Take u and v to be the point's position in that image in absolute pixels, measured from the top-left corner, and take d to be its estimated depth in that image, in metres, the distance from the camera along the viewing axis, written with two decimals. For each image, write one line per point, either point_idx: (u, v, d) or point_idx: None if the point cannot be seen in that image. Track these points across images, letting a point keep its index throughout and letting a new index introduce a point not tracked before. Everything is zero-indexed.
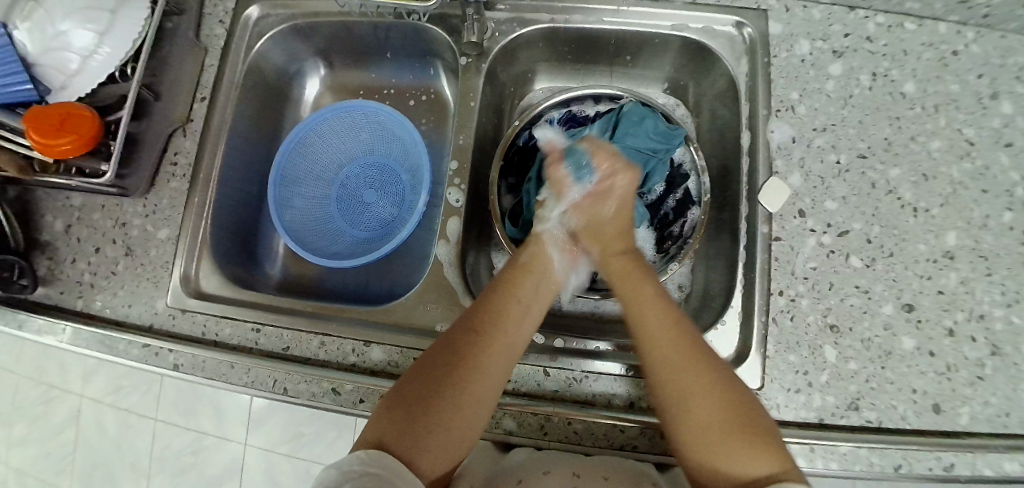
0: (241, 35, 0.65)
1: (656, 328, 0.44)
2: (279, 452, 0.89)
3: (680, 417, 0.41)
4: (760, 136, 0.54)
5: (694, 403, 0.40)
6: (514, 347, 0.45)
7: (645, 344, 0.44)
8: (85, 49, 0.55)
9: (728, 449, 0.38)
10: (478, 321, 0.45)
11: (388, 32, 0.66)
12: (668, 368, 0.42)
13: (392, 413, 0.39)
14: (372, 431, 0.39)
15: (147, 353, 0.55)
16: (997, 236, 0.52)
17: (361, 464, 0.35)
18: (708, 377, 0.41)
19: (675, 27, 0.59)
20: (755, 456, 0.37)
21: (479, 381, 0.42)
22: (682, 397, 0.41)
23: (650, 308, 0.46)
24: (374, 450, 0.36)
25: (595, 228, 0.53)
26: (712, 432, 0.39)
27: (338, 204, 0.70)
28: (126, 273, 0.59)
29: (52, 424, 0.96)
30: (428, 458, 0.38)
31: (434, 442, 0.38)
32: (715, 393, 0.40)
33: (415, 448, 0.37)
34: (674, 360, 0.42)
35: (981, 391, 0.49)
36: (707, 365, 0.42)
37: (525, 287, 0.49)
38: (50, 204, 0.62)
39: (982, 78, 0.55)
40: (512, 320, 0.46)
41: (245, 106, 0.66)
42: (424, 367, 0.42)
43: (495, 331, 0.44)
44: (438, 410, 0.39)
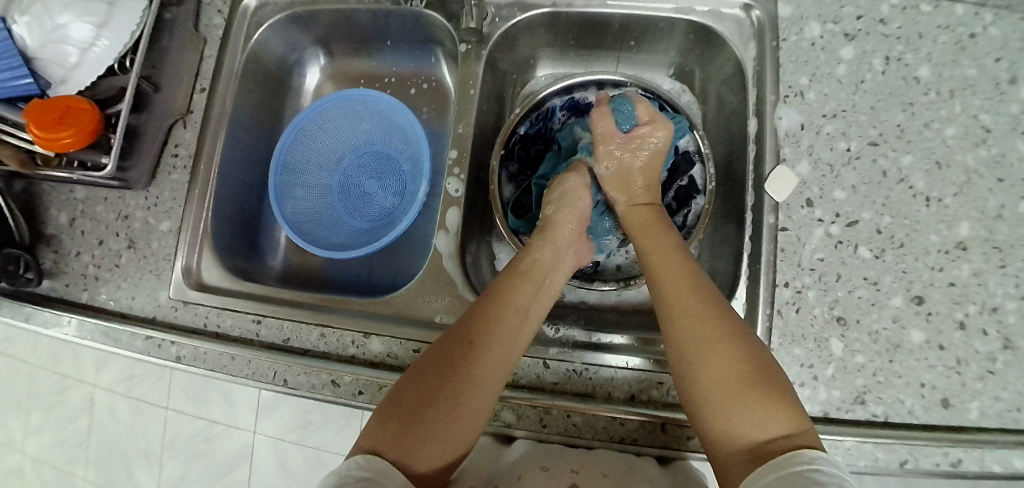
0: (239, 23, 0.64)
1: (681, 279, 0.45)
2: (287, 440, 0.90)
3: (696, 369, 0.41)
4: (767, 123, 0.53)
5: (714, 350, 0.41)
6: (510, 355, 0.44)
7: (665, 294, 0.45)
8: (83, 41, 0.54)
9: (742, 401, 0.38)
10: (473, 330, 0.44)
11: (387, 18, 0.64)
12: (691, 317, 0.43)
13: (387, 420, 0.39)
14: (369, 437, 0.39)
15: (151, 345, 0.56)
16: (1012, 227, 0.50)
17: (358, 469, 0.35)
18: (727, 330, 0.41)
19: (680, 10, 0.57)
20: (772, 412, 0.37)
21: (477, 383, 0.41)
22: (699, 344, 0.41)
23: (669, 261, 0.47)
24: (370, 456, 0.37)
25: (622, 175, 0.56)
26: (726, 382, 0.39)
27: (339, 195, 0.70)
28: (130, 266, 0.60)
29: (66, 413, 0.98)
30: (424, 464, 0.38)
31: (431, 449, 0.38)
32: (733, 344, 0.41)
33: (411, 455, 0.37)
34: (697, 312, 0.43)
35: (992, 386, 0.48)
36: (721, 318, 0.42)
37: (523, 291, 0.48)
38: (54, 197, 0.62)
39: (1000, 62, 0.53)
40: (512, 321, 0.45)
41: (245, 95, 0.66)
42: (421, 373, 0.42)
43: (492, 337, 0.43)
44: (434, 418, 0.39)
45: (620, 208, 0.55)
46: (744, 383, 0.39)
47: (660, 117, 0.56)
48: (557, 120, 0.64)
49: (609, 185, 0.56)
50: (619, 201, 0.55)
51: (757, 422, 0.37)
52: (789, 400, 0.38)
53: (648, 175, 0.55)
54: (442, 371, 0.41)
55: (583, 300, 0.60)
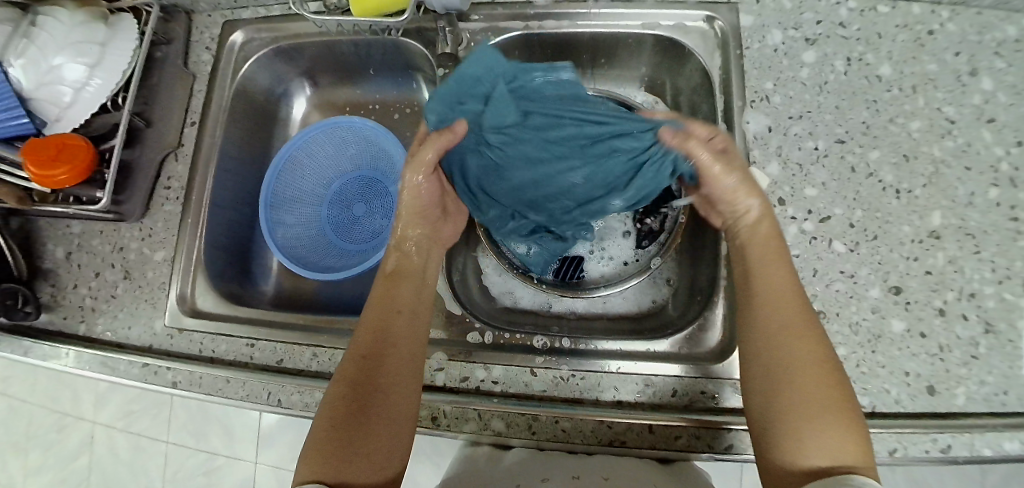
0: (227, 61, 0.67)
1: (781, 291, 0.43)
2: (289, 468, 0.90)
3: (790, 390, 0.39)
4: (736, 127, 0.55)
5: (802, 380, 0.39)
6: (413, 346, 0.46)
7: (773, 311, 0.42)
8: (77, 81, 0.56)
9: (818, 424, 0.37)
10: (369, 340, 0.44)
11: (368, 48, 0.67)
12: (790, 336, 0.40)
13: (319, 449, 0.39)
14: (305, 470, 0.39)
15: (147, 372, 0.57)
16: (983, 213, 0.51)
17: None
18: (822, 357, 0.40)
19: (647, 26, 0.59)
20: (846, 441, 0.37)
21: (392, 388, 0.42)
22: (798, 367, 0.39)
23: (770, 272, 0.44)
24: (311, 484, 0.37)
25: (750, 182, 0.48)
26: (813, 406, 0.38)
27: (329, 219, 0.71)
28: (126, 296, 0.61)
29: (66, 451, 0.98)
30: (366, 474, 0.39)
31: (369, 459, 0.40)
32: (831, 376, 0.39)
33: (351, 470, 0.39)
34: (801, 332, 0.41)
35: (976, 371, 0.48)
36: (814, 339, 0.40)
37: (404, 291, 0.48)
38: (50, 232, 0.64)
39: (959, 56, 0.54)
40: (402, 322, 0.46)
41: (235, 128, 0.68)
42: (335, 395, 0.42)
43: (394, 338, 0.45)
44: (363, 432, 0.40)
45: (755, 212, 0.47)
46: (829, 409, 0.37)
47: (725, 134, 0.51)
48: None
49: (740, 193, 0.48)
50: (753, 208, 0.47)
51: (828, 449, 0.36)
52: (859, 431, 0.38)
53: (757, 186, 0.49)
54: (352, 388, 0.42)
55: (570, 309, 0.61)
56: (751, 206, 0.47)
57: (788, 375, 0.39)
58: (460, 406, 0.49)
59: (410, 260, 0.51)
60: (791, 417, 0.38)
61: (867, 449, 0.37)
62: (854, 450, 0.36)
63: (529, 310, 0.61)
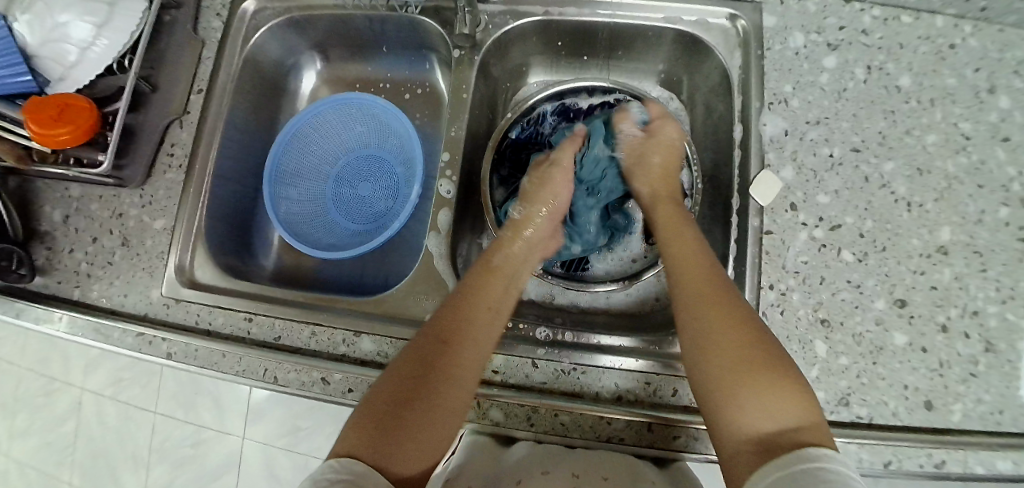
0: (237, 27, 0.65)
1: (691, 261, 0.46)
2: (278, 444, 0.90)
3: (712, 355, 0.40)
4: (752, 129, 0.54)
5: (728, 345, 0.40)
6: (483, 346, 0.45)
7: (682, 281, 0.45)
8: (83, 41, 0.55)
9: (747, 385, 0.38)
10: (445, 326, 0.45)
11: (384, 24, 0.66)
12: (702, 299, 0.43)
13: (364, 422, 0.39)
14: (346, 440, 0.38)
15: (141, 342, 0.56)
16: (992, 232, 0.51)
17: (334, 471, 0.35)
18: (733, 315, 0.41)
19: (668, 20, 0.59)
20: (783, 401, 0.37)
21: (453, 380, 0.42)
22: (713, 329, 0.41)
23: (685, 246, 0.47)
24: (347, 459, 0.36)
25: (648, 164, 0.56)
26: (736, 365, 0.39)
27: (332, 196, 0.70)
28: (123, 263, 0.60)
29: (53, 416, 0.98)
30: (405, 463, 0.38)
31: (410, 449, 0.39)
32: (743, 335, 0.40)
33: (391, 454, 0.37)
34: (711, 294, 0.43)
35: (974, 388, 0.48)
36: (731, 309, 0.42)
37: (493, 289, 0.49)
38: (48, 194, 0.63)
39: (979, 72, 0.54)
40: (483, 321, 0.46)
41: (242, 97, 0.67)
42: (396, 373, 0.42)
43: (467, 333, 0.45)
44: (412, 417, 0.40)
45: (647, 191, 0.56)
46: (750, 369, 0.38)
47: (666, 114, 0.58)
48: (548, 125, 0.65)
49: (639, 172, 0.57)
50: (642, 190, 0.56)
51: (765, 408, 0.37)
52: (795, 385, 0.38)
53: (665, 159, 0.56)
54: (412, 367, 0.42)
55: (572, 302, 0.61)
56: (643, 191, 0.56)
57: (707, 341, 0.41)
58: None
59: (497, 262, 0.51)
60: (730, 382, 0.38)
61: (808, 407, 0.37)
62: (792, 411, 0.36)
63: (531, 301, 0.61)
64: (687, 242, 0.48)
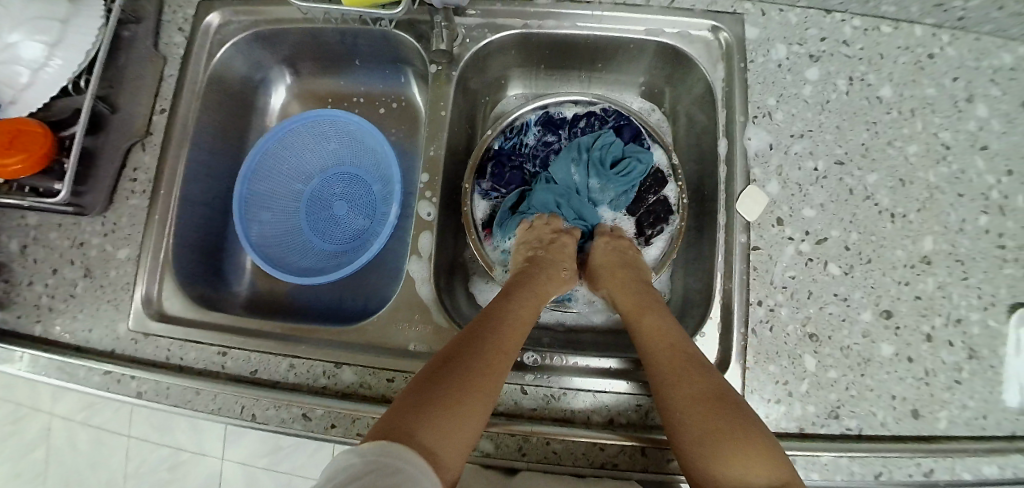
0: (201, 43, 0.62)
1: (658, 333, 0.46)
2: (259, 464, 0.87)
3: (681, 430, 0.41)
4: (737, 143, 0.54)
5: (703, 413, 0.40)
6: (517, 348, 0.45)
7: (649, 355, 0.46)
8: (35, 61, 0.52)
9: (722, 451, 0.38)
10: (487, 322, 0.45)
11: (356, 38, 0.63)
12: (677, 376, 0.43)
13: (410, 408, 0.38)
14: (388, 424, 0.37)
15: (109, 380, 0.53)
16: (973, 240, 0.51)
17: (383, 455, 0.34)
18: (715, 385, 0.42)
19: (650, 32, 0.58)
20: (763, 464, 0.38)
21: (495, 373, 0.42)
22: (684, 408, 0.41)
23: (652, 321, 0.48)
24: (396, 443, 0.35)
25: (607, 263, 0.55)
26: (710, 439, 0.39)
27: (308, 217, 0.68)
28: (86, 295, 0.57)
29: (20, 445, 0.93)
30: (450, 453, 0.37)
31: (453, 438, 0.37)
32: (731, 403, 0.41)
33: (436, 441, 0.36)
34: (682, 373, 0.43)
35: (959, 395, 0.49)
36: (703, 375, 0.43)
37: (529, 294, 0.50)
38: (3, 223, 0.59)
39: (957, 81, 0.54)
40: (521, 322, 0.47)
41: (208, 116, 0.63)
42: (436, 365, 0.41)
43: (506, 334, 0.45)
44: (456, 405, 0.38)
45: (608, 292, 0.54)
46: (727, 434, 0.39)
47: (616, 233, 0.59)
48: (531, 135, 0.63)
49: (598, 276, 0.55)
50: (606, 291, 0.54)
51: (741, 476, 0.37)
52: (766, 443, 0.39)
53: (609, 254, 0.56)
54: (452, 357, 0.42)
55: (559, 320, 0.60)
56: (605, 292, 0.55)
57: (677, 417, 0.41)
58: None
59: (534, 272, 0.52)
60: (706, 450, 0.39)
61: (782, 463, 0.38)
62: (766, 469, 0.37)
63: None
64: (653, 324, 0.48)
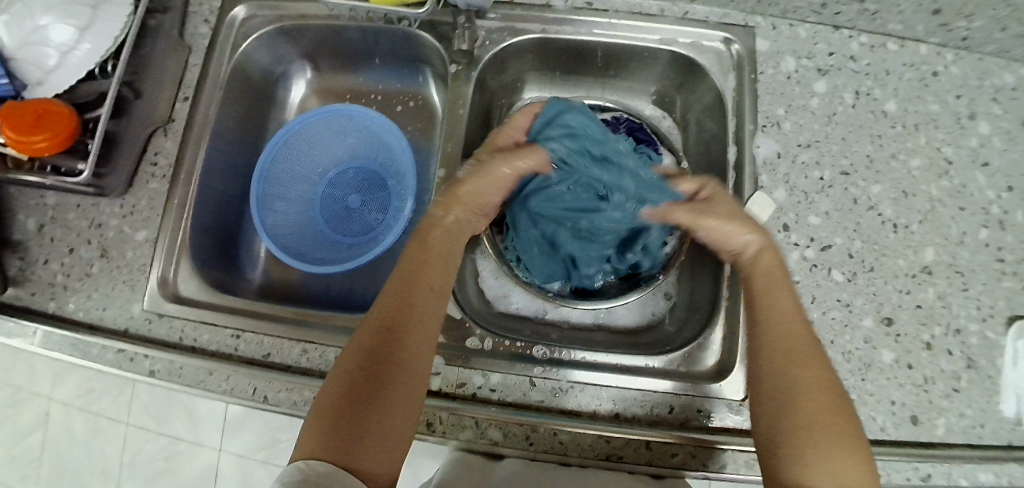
0: (226, 35, 0.64)
1: (785, 315, 0.43)
2: (256, 457, 0.87)
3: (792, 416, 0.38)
4: (746, 150, 0.55)
5: (817, 400, 0.38)
6: (430, 330, 0.44)
7: (773, 330, 0.43)
8: (65, 44, 0.53)
9: (827, 441, 0.37)
10: (389, 313, 0.43)
11: (377, 36, 0.65)
12: (803, 362, 0.40)
13: (324, 424, 0.38)
14: (305, 446, 0.37)
15: (122, 358, 0.53)
16: (973, 252, 0.53)
17: (301, 473, 0.33)
18: (824, 374, 0.40)
19: (663, 41, 0.59)
20: (858, 459, 0.36)
21: (402, 366, 0.41)
22: (801, 393, 0.39)
23: (779, 299, 0.44)
24: (314, 461, 0.35)
25: (740, 216, 0.49)
26: (820, 431, 0.37)
27: (322, 208, 0.69)
28: (102, 275, 0.58)
29: (17, 430, 0.93)
30: (373, 460, 0.37)
31: (376, 442, 0.37)
32: (831, 391, 0.39)
33: (358, 452, 0.36)
34: (802, 356, 0.41)
35: (957, 404, 0.50)
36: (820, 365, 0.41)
37: (432, 269, 0.46)
38: (23, 201, 0.60)
39: (960, 99, 0.56)
40: (424, 302, 0.44)
41: (229, 106, 0.65)
42: (343, 373, 0.40)
43: (409, 318, 0.43)
44: (368, 412, 0.38)
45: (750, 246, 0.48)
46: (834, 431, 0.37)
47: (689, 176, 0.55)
48: None
49: (735, 226, 0.48)
50: (749, 243, 0.48)
51: (834, 473, 0.35)
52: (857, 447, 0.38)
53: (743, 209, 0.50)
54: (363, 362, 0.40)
55: (565, 318, 0.60)
56: (750, 241, 0.48)
57: (789, 401, 0.39)
58: (458, 414, 0.48)
59: (422, 239, 0.48)
60: (811, 442, 0.37)
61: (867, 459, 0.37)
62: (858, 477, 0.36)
63: (525, 318, 0.60)
64: (780, 300, 0.44)
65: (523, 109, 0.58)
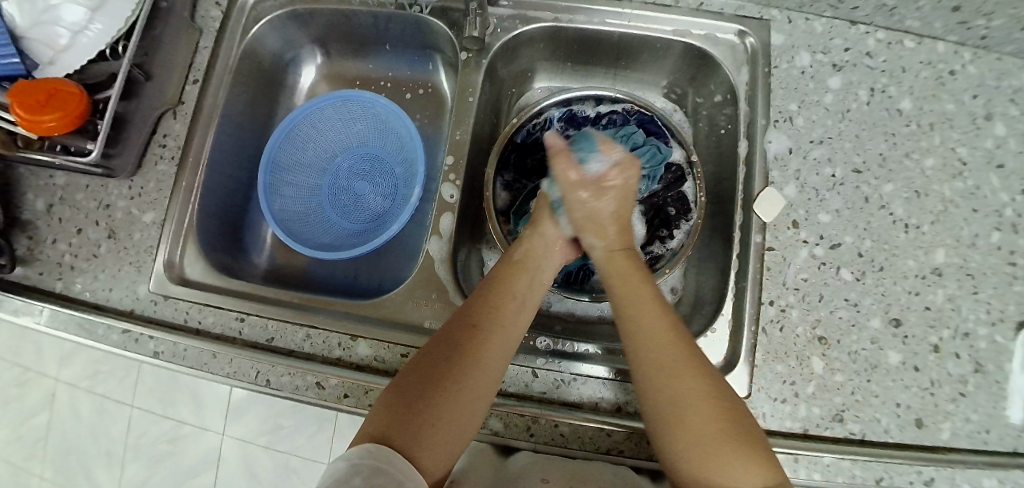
0: (237, 18, 0.63)
1: (654, 327, 0.44)
2: (258, 443, 0.88)
3: (671, 433, 0.40)
4: (758, 145, 0.55)
5: (696, 411, 0.39)
6: (511, 343, 0.45)
7: (640, 343, 0.43)
8: (76, 24, 0.54)
9: (716, 455, 0.38)
10: (475, 316, 0.44)
11: (388, 22, 0.65)
12: (669, 378, 0.41)
13: (393, 407, 0.39)
14: (372, 425, 0.38)
15: (127, 339, 0.54)
16: (984, 255, 0.52)
17: (368, 457, 0.35)
18: (700, 386, 0.40)
19: (677, 33, 0.59)
20: (746, 468, 0.37)
21: (480, 369, 0.42)
22: (683, 405, 0.40)
23: (648, 310, 0.45)
24: (380, 446, 0.36)
25: (594, 221, 0.52)
26: (699, 441, 0.38)
27: (328, 194, 0.69)
28: (109, 256, 0.58)
29: (24, 408, 0.94)
30: (432, 455, 0.37)
31: (438, 439, 0.38)
32: (713, 402, 0.40)
33: (421, 443, 0.37)
34: (672, 366, 0.41)
35: (963, 408, 0.49)
36: (694, 373, 0.41)
37: (520, 282, 0.48)
38: (31, 181, 0.60)
39: (976, 99, 0.55)
40: (511, 311, 0.45)
41: (239, 90, 0.65)
42: (420, 363, 0.42)
43: (493, 324, 0.44)
44: (439, 407, 0.39)
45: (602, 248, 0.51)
46: (714, 440, 0.38)
47: (626, 156, 0.53)
48: (554, 131, 0.64)
49: (585, 230, 0.52)
50: (596, 247, 0.51)
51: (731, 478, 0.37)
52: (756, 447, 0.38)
53: (619, 206, 0.53)
54: (445, 357, 0.42)
55: (569, 311, 0.60)
56: (602, 245, 0.51)
57: (665, 416, 0.40)
58: None
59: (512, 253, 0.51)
60: (695, 455, 0.38)
61: (768, 460, 0.38)
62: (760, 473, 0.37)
63: None
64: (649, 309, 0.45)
65: (524, 114, 0.61)
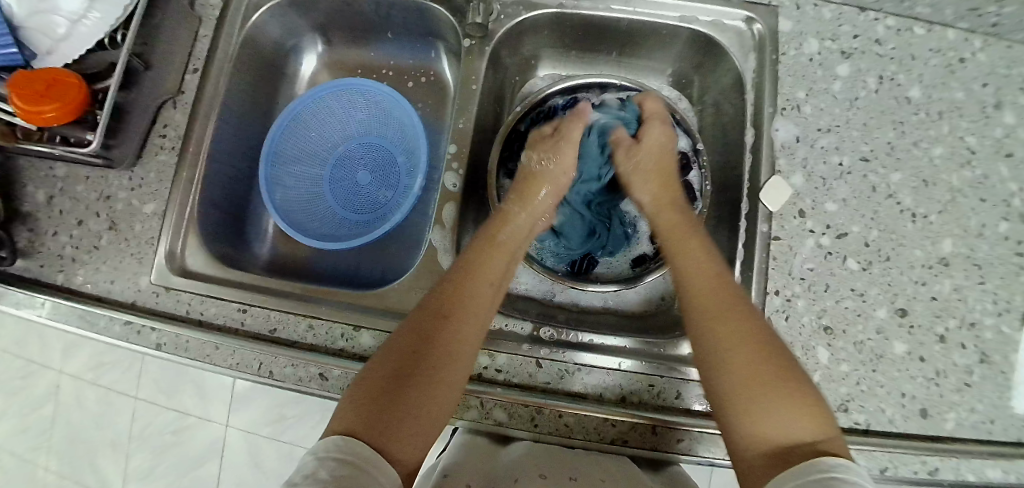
0: (237, 5, 0.62)
1: (702, 274, 0.45)
2: (262, 433, 0.88)
3: (719, 374, 0.40)
4: (765, 134, 0.54)
5: (741, 352, 0.40)
6: (481, 328, 0.45)
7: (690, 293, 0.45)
8: (75, 13, 0.53)
9: (760, 401, 0.37)
10: (444, 304, 0.44)
11: (391, 8, 0.64)
12: (717, 323, 0.42)
13: (362, 400, 0.38)
14: (340, 420, 0.37)
15: (129, 331, 0.54)
16: (991, 245, 0.52)
17: (338, 450, 0.34)
18: (749, 327, 0.41)
19: (683, 19, 0.58)
20: (798, 416, 0.36)
21: (450, 355, 0.42)
22: (723, 351, 0.40)
23: (695, 265, 0.47)
24: (348, 439, 0.35)
25: (648, 172, 0.57)
26: (744, 384, 0.38)
27: (331, 184, 0.68)
28: (110, 248, 0.57)
29: (30, 400, 0.94)
30: (402, 446, 0.36)
31: (410, 430, 0.37)
32: (756, 346, 0.40)
33: (392, 435, 0.36)
34: (719, 308, 0.43)
35: (968, 398, 0.49)
36: (741, 317, 0.42)
37: (493, 268, 0.49)
38: (31, 173, 0.60)
39: (987, 87, 0.54)
40: (480, 297, 0.46)
41: (239, 79, 0.64)
42: (392, 354, 0.41)
43: (461, 311, 0.44)
44: (411, 396, 0.38)
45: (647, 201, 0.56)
46: (760, 385, 0.38)
47: (662, 113, 0.58)
48: None
49: (636, 182, 0.57)
50: (644, 200, 0.56)
51: (778, 421, 0.36)
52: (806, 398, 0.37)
53: (665, 157, 0.58)
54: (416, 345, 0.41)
55: (573, 300, 0.60)
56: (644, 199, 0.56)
57: (712, 358, 0.41)
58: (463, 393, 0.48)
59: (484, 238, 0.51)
60: (742, 398, 0.38)
61: (817, 415, 0.37)
62: (806, 423, 0.36)
63: (533, 298, 0.60)
64: (694, 263, 0.47)
65: (529, 102, 0.60)
